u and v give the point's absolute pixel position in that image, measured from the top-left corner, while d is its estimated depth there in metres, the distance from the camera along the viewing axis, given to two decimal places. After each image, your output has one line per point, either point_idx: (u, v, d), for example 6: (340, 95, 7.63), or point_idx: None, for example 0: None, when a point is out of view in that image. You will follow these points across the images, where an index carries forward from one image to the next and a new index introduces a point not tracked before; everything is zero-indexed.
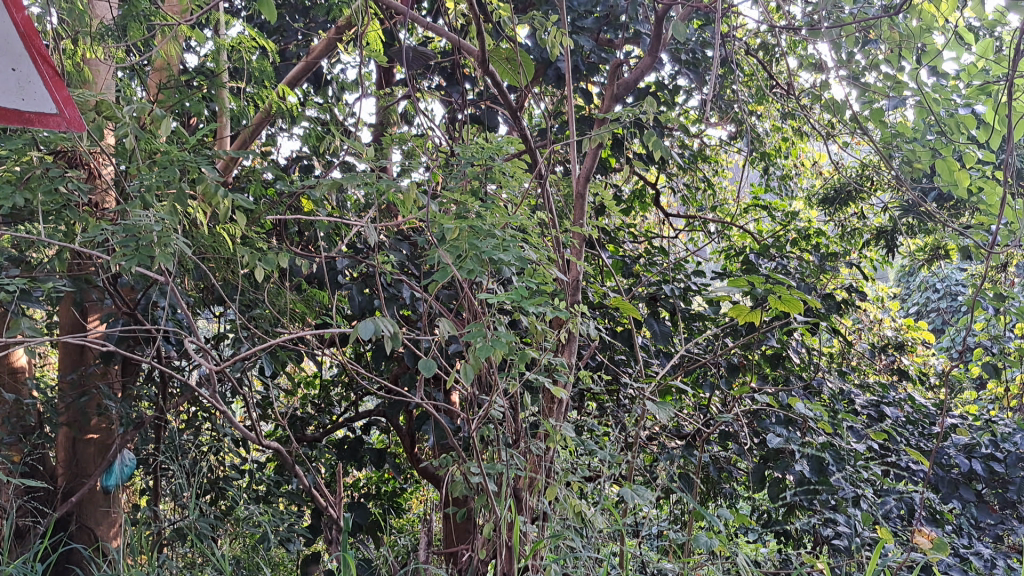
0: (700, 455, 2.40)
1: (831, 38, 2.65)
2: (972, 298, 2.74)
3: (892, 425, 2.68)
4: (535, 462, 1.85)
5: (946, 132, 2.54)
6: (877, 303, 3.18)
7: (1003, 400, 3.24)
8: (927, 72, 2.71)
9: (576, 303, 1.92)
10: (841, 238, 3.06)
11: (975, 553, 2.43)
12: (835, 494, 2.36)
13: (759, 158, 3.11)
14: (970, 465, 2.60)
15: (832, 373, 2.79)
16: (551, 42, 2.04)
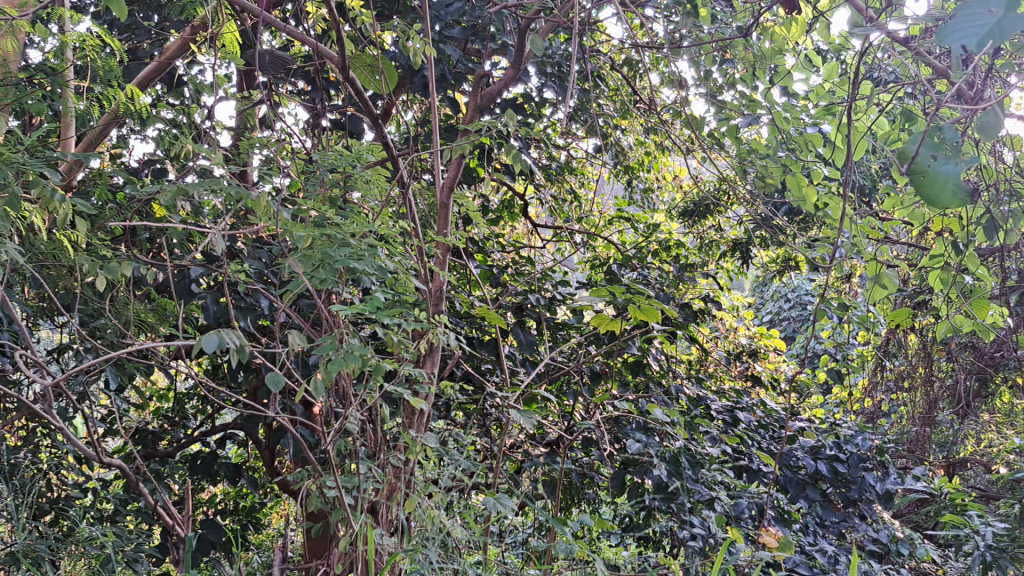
0: (562, 463, 2.44)
1: (690, 56, 2.73)
2: (820, 308, 2.89)
3: (745, 429, 2.79)
4: (394, 474, 1.83)
5: (796, 150, 2.66)
6: (732, 312, 3.30)
7: (847, 405, 3.42)
8: (779, 92, 2.83)
9: (436, 313, 1.91)
10: (699, 249, 3.16)
11: (820, 551, 2.57)
12: (691, 497, 2.51)
13: (623, 170, 3.18)
14: (815, 466, 2.73)
15: (690, 380, 2.87)
16: (415, 50, 2.02)
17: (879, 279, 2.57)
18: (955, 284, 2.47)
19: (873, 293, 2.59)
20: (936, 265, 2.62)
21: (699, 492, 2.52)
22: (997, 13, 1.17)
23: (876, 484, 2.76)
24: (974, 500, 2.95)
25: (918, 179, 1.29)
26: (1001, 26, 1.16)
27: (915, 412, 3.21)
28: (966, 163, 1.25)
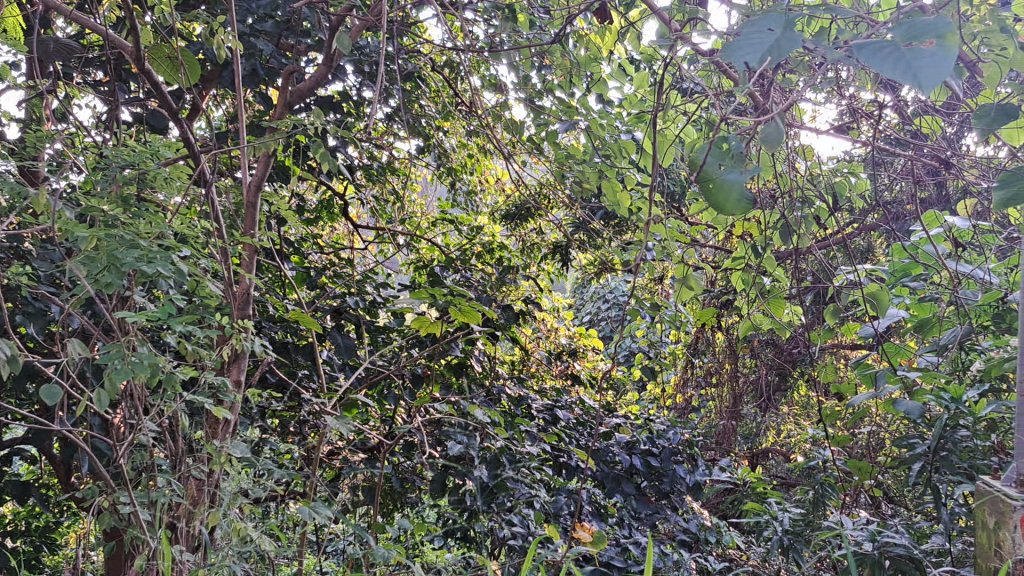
0: (381, 468, 2.41)
1: (509, 60, 2.76)
2: (634, 308, 2.99)
3: (564, 427, 2.85)
4: (196, 485, 1.75)
5: (609, 156, 2.73)
6: (553, 312, 3.36)
7: (661, 401, 3.55)
8: (595, 99, 2.90)
9: (243, 317, 1.85)
10: (521, 252, 3.20)
11: (634, 543, 2.66)
12: (512, 496, 2.54)
13: (445, 172, 3.18)
14: (630, 461, 2.83)
15: (511, 380, 2.90)
16: (219, 43, 1.94)
17: (687, 280, 2.69)
18: (754, 285, 2.62)
19: (681, 293, 2.71)
20: (738, 267, 2.77)
21: (518, 491, 2.55)
22: (776, 31, 1.18)
23: (686, 476, 2.89)
24: (774, 487, 3.14)
25: (707, 186, 1.32)
26: (780, 44, 1.17)
27: (723, 406, 3.38)
28: (749, 172, 1.28)
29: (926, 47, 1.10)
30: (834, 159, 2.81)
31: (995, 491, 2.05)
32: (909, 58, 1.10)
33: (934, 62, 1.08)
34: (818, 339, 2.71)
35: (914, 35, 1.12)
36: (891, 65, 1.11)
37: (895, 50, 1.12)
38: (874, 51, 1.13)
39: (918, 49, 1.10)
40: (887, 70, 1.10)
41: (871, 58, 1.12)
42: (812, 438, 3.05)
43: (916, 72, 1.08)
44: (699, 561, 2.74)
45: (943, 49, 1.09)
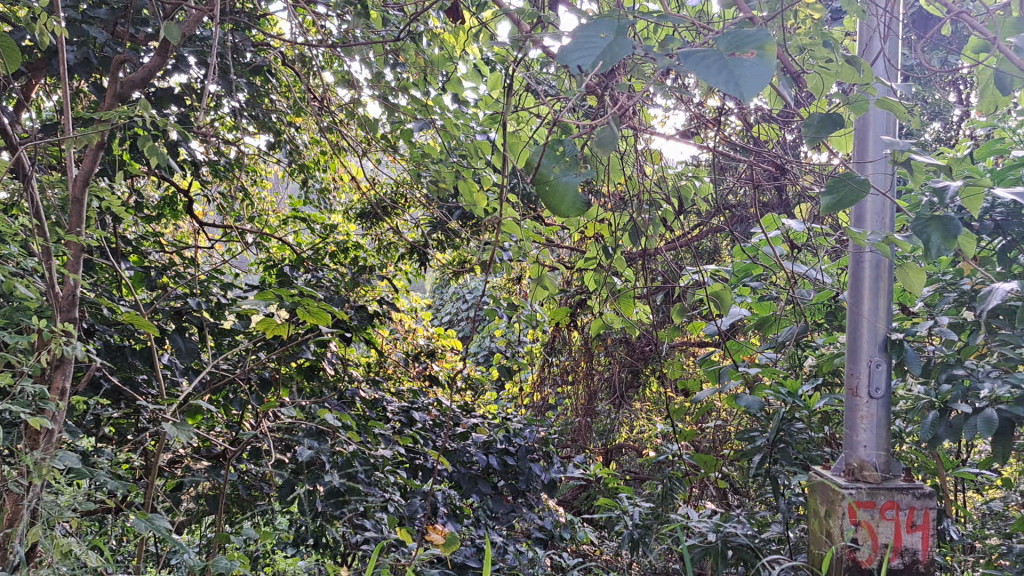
0: (226, 476, 2.32)
1: (362, 56, 2.70)
2: (490, 308, 2.99)
3: (420, 429, 2.82)
4: (14, 500, 1.63)
5: (465, 156, 2.72)
6: (410, 313, 3.33)
7: (519, 400, 3.57)
8: (451, 98, 2.88)
9: (68, 321, 1.73)
10: (377, 251, 3.14)
11: (489, 542, 2.66)
12: (365, 500, 2.49)
13: (298, 169, 3.09)
14: (487, 461, 2.83)
15: (366, 383, 2.85)
16: (42, 28, 1.82)
17: (541, 280, 2.71)
18: (606, 285, 2.66)
19: (535, 293, 2.75)
20: (591, 267, 2.80)
21: (372, 495, 2.52)
22: (609, 37, 1.20)
23: (542, 474, 2.91)
24: (627, 481, 3.21)
25: (543, 188, 1.33)
26: (612, 49, 1.18)
27: (578, 404, 3.42)
28: (584, 175, 1.31)
29: (749, 58, 1.15)
30: (682, 162, 2.89)
31: (827, 480, 2.14)
32: (732, 67, 1.13)
33: (754, 73, 1.12)
34: (668, 337, 2.78)
35: (737, 46, 1.16)
36: (713, 72, 1.14)
37: (719, 59, 1.15)
38: (700, 60, 1.16)
39: (740, 59, 1.14)
40: (710, 77, 1.13)
41: (696, 65, 1.15)
42: (663, 434, 3.13)
43: (736, 80, 1.11)
44: (554, 558, 2.76)
45: (763, 61, 1.14)
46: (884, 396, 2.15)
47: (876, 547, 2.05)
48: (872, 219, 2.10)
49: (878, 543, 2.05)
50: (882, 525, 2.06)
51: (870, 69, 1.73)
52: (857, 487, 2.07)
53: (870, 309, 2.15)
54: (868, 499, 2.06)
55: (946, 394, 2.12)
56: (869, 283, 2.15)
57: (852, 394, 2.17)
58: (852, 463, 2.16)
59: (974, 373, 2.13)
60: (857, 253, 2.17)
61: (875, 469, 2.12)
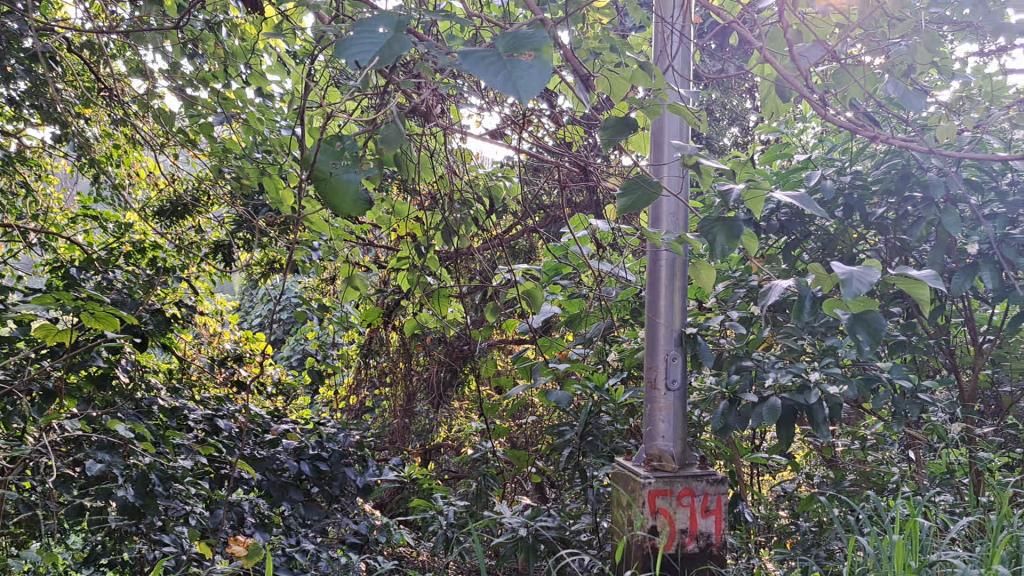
0: (4, 495, 2.14)
1: (157, 45, 2.55)
2: (300, 310, 2.91)
3: (226, 436, 2.70)
4: None
5: (269, 152, 2.62)
6: (216, 316, 3.19)
7: (334, 403, 3.50)
8: (254, 92, 2.77)
9: None
10: (178, 252, 2.99)
11: (301, 550, 2.58)
12: (164, 515, 2.40)
13: (88, 164, 2.89)
14: (298, 468, 2.75)
15: (166, 390, 2.70)
16: None
17: (351, 280, 2.63)
18: (419, 284, 2.62)
19: (346, 293, 2.69)
20: (405, 267, 2.73)
21: (173, 508, 2.42)
22: (387, 34, 1.18)
23: (356, 478, 2.86)
24: (444, 481, 3.19)
25: (322, 186, 1.30)
26: (390, 46, 1.16)
27: (396, 405, 3.38)
28: (366, 173, 1.29)
29: (526, 59, 1.16)
30: (493, 162, 2.90)
31: (628, 471, 2.21)
32: (511, 68, 1.14)
33: (531, 74, 1.14)
34: (480, 335, 2.79)
35: (515, 46, 1.17)
36: (492, 72, 1.13)
37: (498, 59, 1.16)
38: (479, 59, 1.15)
39: (518, 59, 1.15)
40: (489, 76, 1.12)
41: (476, 65, 1.14)
42: (478, 432, 3.14)
43: (515, 80, 1.12)
44: (368, 562, 2.70)
45: (540, 62, 1.16)
46: (679, 388, 2.24)
47: (673, 532, 2.13)
48: (667, 219, 2.19)
49: (676, 529, 2.13)
50: (679, 511, 2.14)
51: (661, 74, 1.79)
52: (655, 476, 2.14)
53: (666, 304, 2.23)
54: (666, 487, 2.14)
55: (735, 384, 2.24)
56: (665, 280, 2.23)
57: (651, 386, 2.25)
58: (651, 453, 2.23)
59: (760, 364, 2.28)
60: (653, 252, 2.26)
61: (672, 459, 2.21)
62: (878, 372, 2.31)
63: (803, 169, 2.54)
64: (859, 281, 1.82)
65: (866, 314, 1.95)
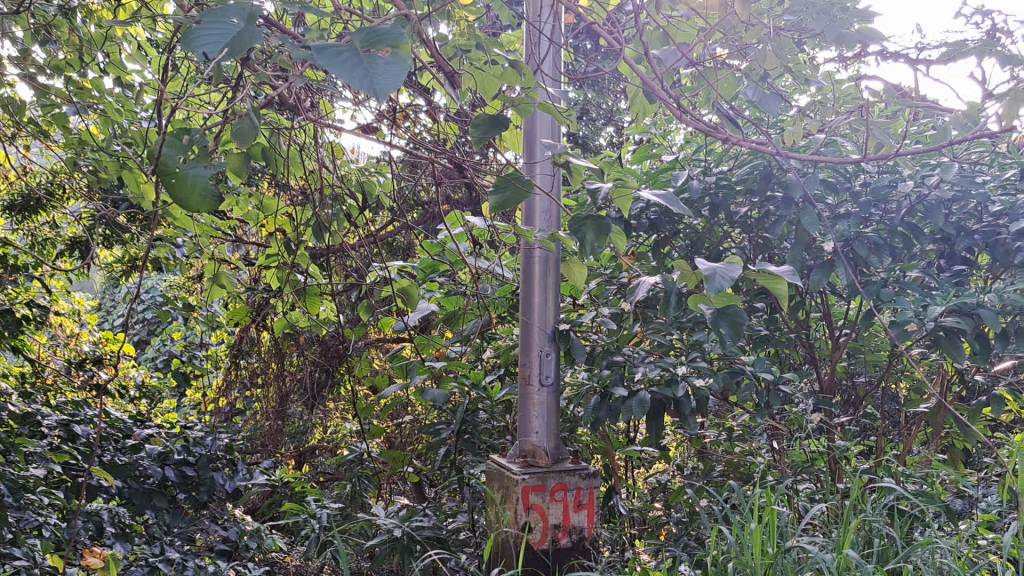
0: None
1: (4, 29, 2.40)
2: (165, 309, 2.79)
3: (83, 442, 2.57)
4: None
5: (130, 145, 2.50)
6: (73, 316, 3.03)
7: (202, 406, 3.38)
8: (113, 82, 2.64)
9: None
10: (30, 249, 2.82)
11: (166, 559, 2.48)
12: (15, 527, 2.24)
13: None
14: (163, 474, 2.64)
15: (16, 396, 2.55)
16: None
17: (218, 277, 2.54)
18: (289, 282, 2.55)
19: (212, 292, 2.59)
20: (274, 264, 2.66)
21: (24, 519, 2.27)
22: (237, 24, 1.13)
23: (225, 483, 2.77)
24: (318, 483, 3.12)
25: (168, 180, 1.26)
26: (241, 38, 1.13)
27: (268, 407, 3.29)
28: (215, 168, 1.28)
29: (383, 55, 1.13)
30: (368, 157, 2.85)
31: (502, 468, 2.20)
32: (367, 64, 1.11)
33: (388, 71, 1.11)
34: (354, 334, 2.74)
35: (372, 42, 1.14)
36: (348, 68, 1.10)
37: (354, 55, 1.12)
38: (335, 54, 1.11)
39: (375, 56, 1.12)
40: (345, 72, 1.09)
41: (331, 60, 1.10)
42: (354, 432, 3.08)
43: (372, 76, 1.09)
44: (237, 570, 2.62)
45: (397, 59, 1.13)
46: (553, 383, 2.25)
47: (546, 528, 2.14)
48: (540, 216, 2.20)
49: (549, 524, 2.14)
50: (552, 506, 2.15)
51: (531, 72, 1.79)
52: (529, 472, 2.14)
53: (540, 300, 2.23)
54: (539, 483, 2.14)
55: (607, 379, 2.27)
56: (539, 276, 2.23)
57: (525, 382, 2.25)
58: (525, 449, 2.23)
59: (631, 359, 2.33)
60: (527, 249, 2.25)
61: (546, 454, 2.21)
62: (742, 365, 2.39)
63: (672, 169, 2.60)
64: (721, 277, 1.86)
65: (729, 309, 2.01)
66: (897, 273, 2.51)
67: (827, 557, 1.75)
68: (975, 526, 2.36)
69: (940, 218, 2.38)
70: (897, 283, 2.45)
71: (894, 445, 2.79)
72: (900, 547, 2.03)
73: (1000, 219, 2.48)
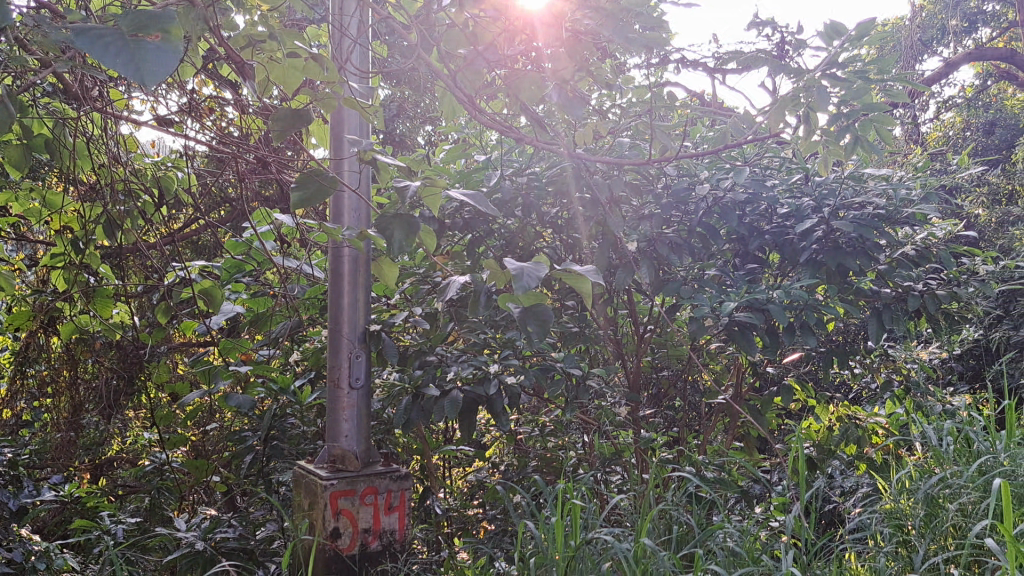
0: None
1: None
2: None
3: None
4: None
5: None
6: None
7: None
8: None
9: None
10: None
11: None
12: None
13: None
14: None
15: None
16: None
17: None
18: (78, 283, 2.38)
19: None
20: (61, 264, 2.47)
21: None
22: None
23: (7, 501, 2.56)
24: (115, 497, 2.93)
25: None
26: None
27: (60, 417, 3.06)
28: None
29: (152, 41, 1.05)
30: (168, 152, 2.71)
31: (310, 473, 2.12)
32: (134, 51, 1.03)
33: (158, 58, 1.03)
34: (152, 338, 2.59)
35: (139, 26, 1.05)
36: (113, 55, 1.02)
37: (119, 40, 1.03)
38: (96, 39, 1.02)
39: (143, 42, 1.04)
40: (109, 61, 1.00)
41: (92, 47, 1.01)
42: (156, 442, 2.92)
43: (140, 65, 1.01)
44: None
45: (168, 45, 1.05)
46: (363, 385, 2.19)
47: (356, 532, 2.09)
48: (349, 214, 2.13)
49: (358, 528, 2.10)
50: (362, 511, 2.10)
51: (334, 67, 1.72)
52: (338, 476, 2.08)
53: (350, 300, 2.16)
54: (348, 487, 2.09)
55: (419, 379, 2.25)
56: (349, 276, 2.15)
57: (333, 385, 2.17)
58: (333, 454, 2.16)
59: (443, 359, 2.32)
60: (336, 248, 2.16)
61: (356, 458, 2.15)
62: (553, 362, 2.43)
63: (484, 169, 2.62)
64: (528, 277, 1.87)
65: (536, 308, 2.02)
66: (697, 270, 2.63)
67: (626, 547, 1.80)
68: (767, 509, 2.51)
69: (734, 220, 2.51)
70: (696, 281, 2.57)
71: (696, 436, 2.93)
72: (696, 532, 2.13)
73: (787, 220, 2.64)
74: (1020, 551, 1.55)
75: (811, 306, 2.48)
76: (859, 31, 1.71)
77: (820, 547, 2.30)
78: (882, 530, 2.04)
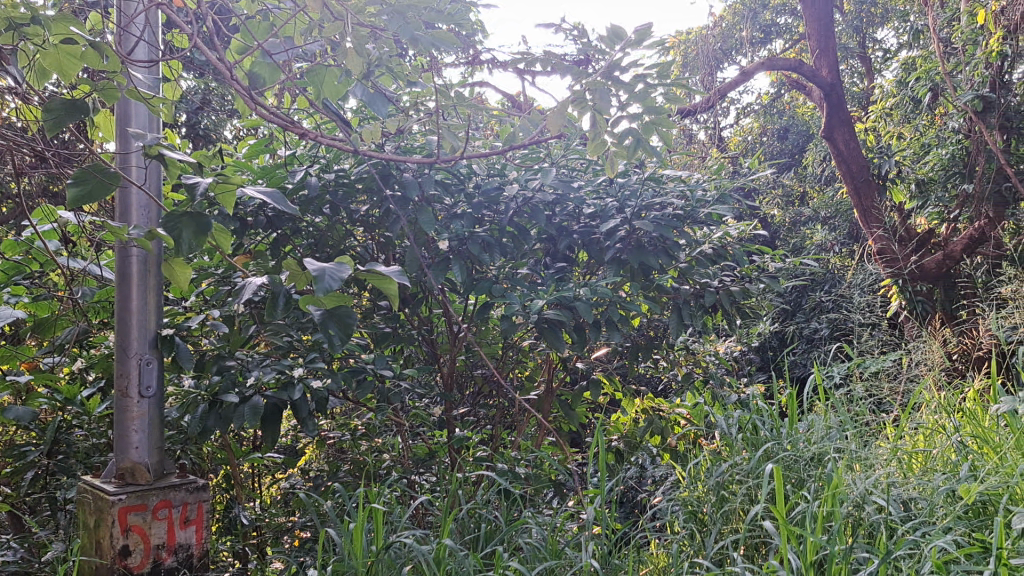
0: None
1: None
2: None
3: None
4: None
5: None
6: None
7: None
8: None
9: None
10: None
11: None
12: None
13: None
14: None
15: None
16: None
17: None
18: None
19: None
20: None
21: None
22: None
23: None
24: None
25: None
26: None
27: None
28: None
29: None
30: None
31: (95, 489, 1.98)
32: None
33: None
34: None
35: None
36: None
37: None
38: None
39: None
40: None
41: None
42: None
43: None
44: None
45: None
46: (154, 394, 2.07)
47: (148, 549, 1.98)
48: (137, 212, 2.01)
49: (150, 545, 1.98)
50: (154, 526, 1.99)
51: (113, 54, 1.60)
52: (127, 491, 1.96)
53: (138, 303, 2.04)
54: (139, 502, 1.97)
55: (217, 385, 2.15)
56: (137, 277, 2.03)
57: (121, 394, 2.04)
58: (122, 467, 2.03)
59: (243, 364, 2.23)
60: (122, 248, 2.03)
61: (147, 471, 2.03)
62: (362, 364, 2.39)
63: (289, 166, 2.54)
64: (329, 277, 1.81)
65: (339, 310, 1.98)
66: (507, 270, 2.65)
67: (427, 549, 1.80)
68: (576, 502, 2.57)
69: (542, 219, 2.56)
70: (506, 280, 2.60)
71: (509, 432, 2.96)
72: (505, 529, 2.15)
73: (593, 220, 2.71)
74: (793, 531, 1.66)
75: (616, 304, 2.56)
76: (638, 36, 1.77)
77: (624, 537, 2.38)
78: (679, 517, 2.13)
